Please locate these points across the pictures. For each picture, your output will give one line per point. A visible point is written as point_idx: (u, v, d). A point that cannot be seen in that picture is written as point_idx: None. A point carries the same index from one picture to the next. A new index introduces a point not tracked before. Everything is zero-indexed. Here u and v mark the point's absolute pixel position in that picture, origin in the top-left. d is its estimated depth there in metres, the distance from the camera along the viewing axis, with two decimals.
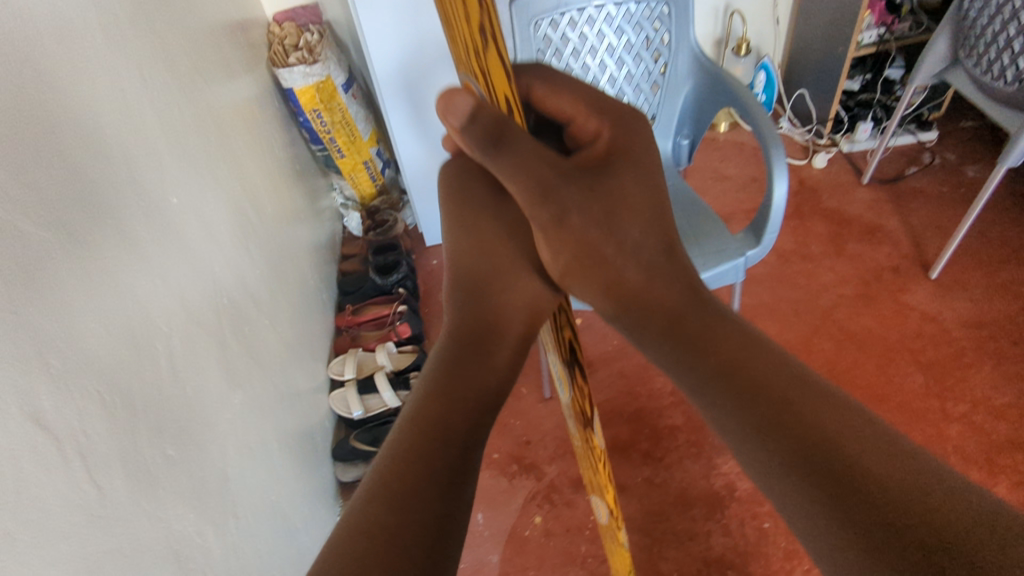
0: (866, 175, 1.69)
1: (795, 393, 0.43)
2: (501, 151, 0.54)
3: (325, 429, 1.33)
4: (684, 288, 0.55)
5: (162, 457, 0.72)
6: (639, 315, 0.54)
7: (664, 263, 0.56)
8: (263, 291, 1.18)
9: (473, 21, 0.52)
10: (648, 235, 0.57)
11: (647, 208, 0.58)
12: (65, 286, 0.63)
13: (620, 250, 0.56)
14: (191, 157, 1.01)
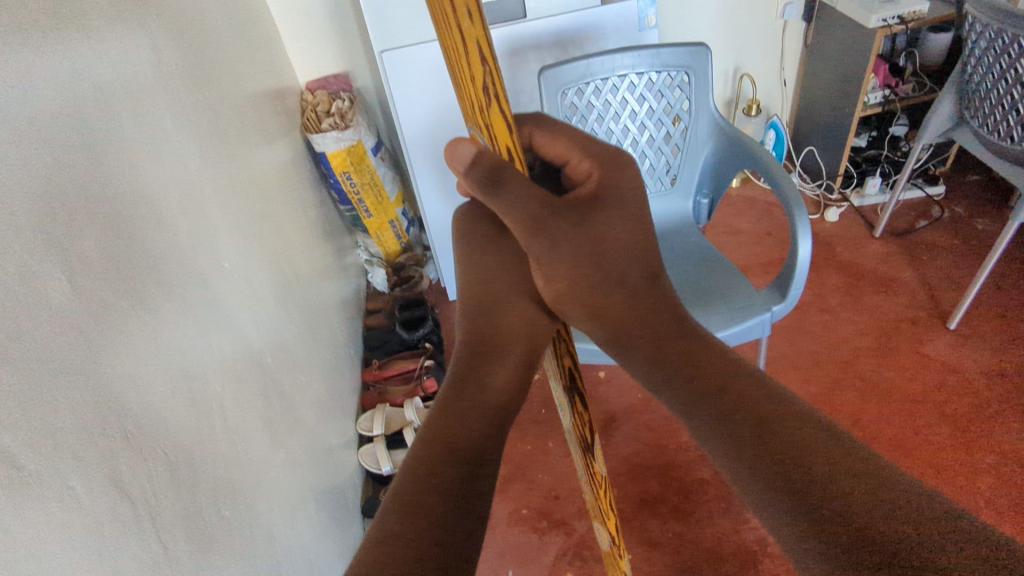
0: (878, 228, 1.73)
1: (771, 406, 0.44)
2: (496, 197, 0.54)
3: (354, 485, 1.34)
4: (671, 315, 0.56)
5: (217, 516, 0.75)
6: (629, 338, 0.55)
7: (650, 294, 0.57)
8: (300, 348, 1.22)
9: (477, 79, 0.49)
10: (634, 265, 0.58)
11: (635, 245, 0.59)
12: (142, 354, 0.67)
13: (607, 280, 0.56)
14: (240, 222, 1.06)
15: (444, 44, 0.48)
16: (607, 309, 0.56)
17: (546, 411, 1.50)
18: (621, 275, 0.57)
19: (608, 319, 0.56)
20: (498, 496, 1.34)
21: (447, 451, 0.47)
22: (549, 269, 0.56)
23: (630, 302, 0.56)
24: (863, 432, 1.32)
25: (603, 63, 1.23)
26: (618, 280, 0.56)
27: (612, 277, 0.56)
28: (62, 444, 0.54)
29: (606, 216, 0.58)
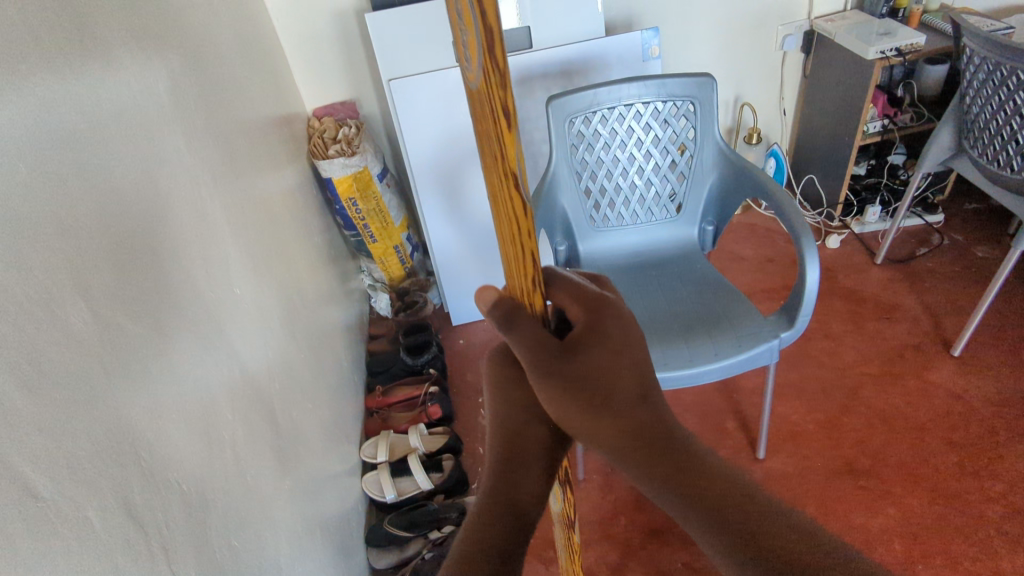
0: (880, 255, 1.75)
1: (748, 506, 0.51)
2: (509, 331, 0.51)
3: (357, 513, 1.32)
4: (659, 424, 0.53)
5: (226, 547, 0.73)
6: (622, 452, 0.52)
7: (640, 414, 0.53)
8: (306, 373, 1.21)
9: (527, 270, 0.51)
10: (626, 383, 0.53)
11: (625, 365, 0.54)
12: (156, 380, 0.67)
13: (596, 404, 0.51)
14: (250, 247, 1.06)
15: (494, 194, 0.48)
16: (599, 435, 0.51)
17: None
18: (611, 396, 0.52)
19: (603, 441, 0.51)
20: None
21: None
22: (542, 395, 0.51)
23: (619, 428, 0.52)
24: (871, 459, 1.31)
25: (609, 93, 1.27)
26: (608, 404, 0.52)
27: (601, 398, 0.51)
28: (76, 472, 0.53)
29: (590, 348, 0.53)
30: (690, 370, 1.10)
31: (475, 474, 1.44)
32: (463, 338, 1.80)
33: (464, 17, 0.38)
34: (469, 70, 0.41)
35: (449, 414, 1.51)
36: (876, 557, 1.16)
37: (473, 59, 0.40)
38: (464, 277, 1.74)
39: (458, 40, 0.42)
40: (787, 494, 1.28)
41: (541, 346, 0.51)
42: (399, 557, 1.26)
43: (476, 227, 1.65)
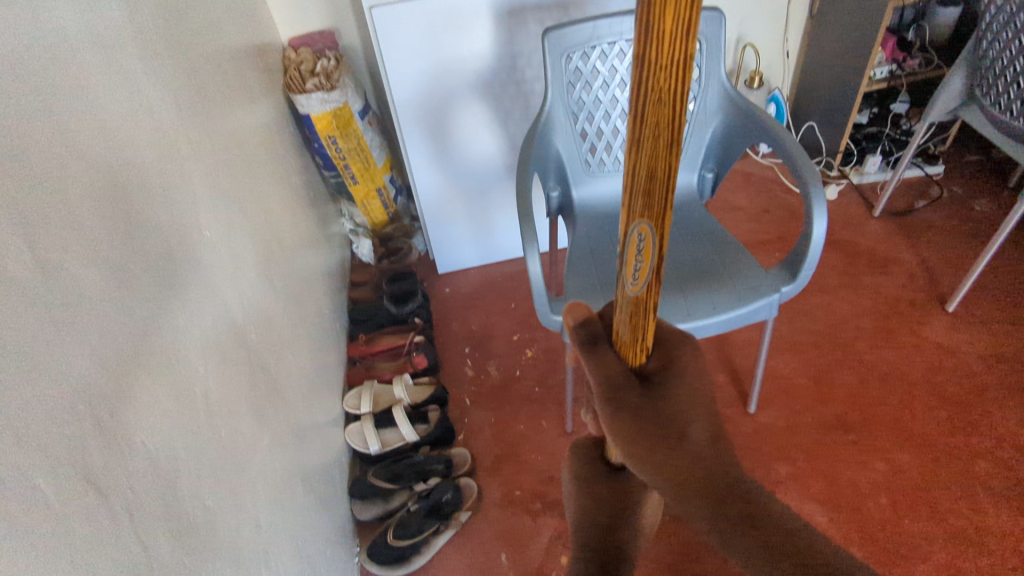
0: (878, 207, 1.71)
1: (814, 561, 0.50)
2: (590, 357, 0.58)
3: (342, 465, 1.29)
4: (726, 468, 0.55)
5: (200, 508, 0.69)
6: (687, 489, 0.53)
7: (713, 455, 0.55)
8: (284, 322, 1.15)
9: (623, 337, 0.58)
10: (698, 424, 0.56)
11: (696, 405, 0.57)
12: (115, 332, 0.60)
13: (670, 440, 0.54)
14: (220, 186, 0.98)
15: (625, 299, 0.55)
16: (667, 468, 0.53)
17: (541, 389, 1.45)
18: (685, 432, 0.55)
19: (672, 475, 0.53)
20: (491, 476, 1.31)
21: None
22: (614, 431, 0.56)
23: (690, 463, 0.54)
24: (861, 415, 1.31)
25: (610, 26, 1.17)
26: (683, 441, 0.55)
27: (676, 436, 0.55)
28: (25, 436, 0.47)
29: (668, 384, 0.58)
30: (688, 325, 1.06)
31: (462, 425, 1.41)
32: (449, 286, 1.75)
33: (643, 247, 0.51)
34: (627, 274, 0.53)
35: (435, 364, 1.48)
36: (863, 511, 1.17)
37: (641, 273, 0.52)
38: (450, 223, 1.67)
39: (620, 260, 0.53)
40: (777, 449, 1.27)
41: (619, 381, 0.56)
42: (384, 508, 1.25)
43: (464, 171, 1.57)
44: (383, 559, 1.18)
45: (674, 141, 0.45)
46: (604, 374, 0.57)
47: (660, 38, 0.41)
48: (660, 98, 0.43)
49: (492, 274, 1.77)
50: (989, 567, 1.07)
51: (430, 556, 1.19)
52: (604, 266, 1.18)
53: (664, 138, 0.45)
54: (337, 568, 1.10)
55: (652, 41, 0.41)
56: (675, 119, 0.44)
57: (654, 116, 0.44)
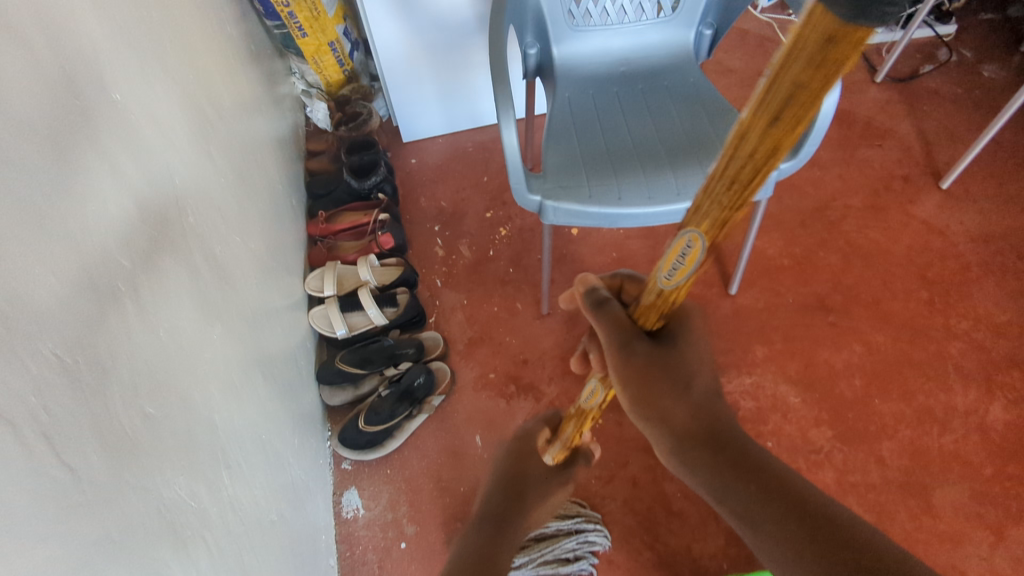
0: (881, 73, 1.57)
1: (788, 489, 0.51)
2: (598, 314, 0.61)
3: (307, 350, 1.22)
4: (717, 422, 0.55)
5: (139, 417, 0.62)
6: (685, 437, 0.55)
7: (715, 407, 0.56)
8: (230, 202, 1.02)
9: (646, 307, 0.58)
10: (701, 376, 0.57)
11: (704, 359, 0.58)
12: None
13: (677, 389, 0.55)
14: (132, 36, 0.80)
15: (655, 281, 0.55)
16: (670, 417, 0.55)
17: (515, 271, 1.38)
18: (691, 383, 0.56)
19: (675, 425, 0.55)
20: (463, 359, 1.27)
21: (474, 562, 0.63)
22: (623, 378, 0.57)
23: (693, 412, 0.55)
24: (842, 296, 1.28)
25: None
26: (688, 391, 0.56)
27: (681, 384, 0.56)
28: None
29: (673, 339, 0.58)
30: (678, 207, 0.97)
31: (433, 307, 1.35)
32: (416, 157, 1.61)
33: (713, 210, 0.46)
34: (683, 237, 0.50)
35: (402, 244, 1.38)
36: (837, 391, 1.17)
37: (691, 250, 0.50)
38: (415, 85, 1.49)
39: (669, 245, 0.51)
40: (755, 331, 1.25)
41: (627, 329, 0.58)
42: (354, 394, 1.21)
43: (428, 23, 1.37)
44: (355, 444, 1.16)
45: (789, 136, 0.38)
46: (614, 329, 0.59)
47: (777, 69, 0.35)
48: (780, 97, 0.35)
49: (462, 144, 1.62)
50: (950, 443, 1.11)
51: (404, 439, 1.18)
52: (587, 139, 1.06)
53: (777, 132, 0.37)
54: (307, 456, 1.07)
55: (792, 61, 0.33)
56: (792, 112, 0.36)
57: (771, 109, 0.36)
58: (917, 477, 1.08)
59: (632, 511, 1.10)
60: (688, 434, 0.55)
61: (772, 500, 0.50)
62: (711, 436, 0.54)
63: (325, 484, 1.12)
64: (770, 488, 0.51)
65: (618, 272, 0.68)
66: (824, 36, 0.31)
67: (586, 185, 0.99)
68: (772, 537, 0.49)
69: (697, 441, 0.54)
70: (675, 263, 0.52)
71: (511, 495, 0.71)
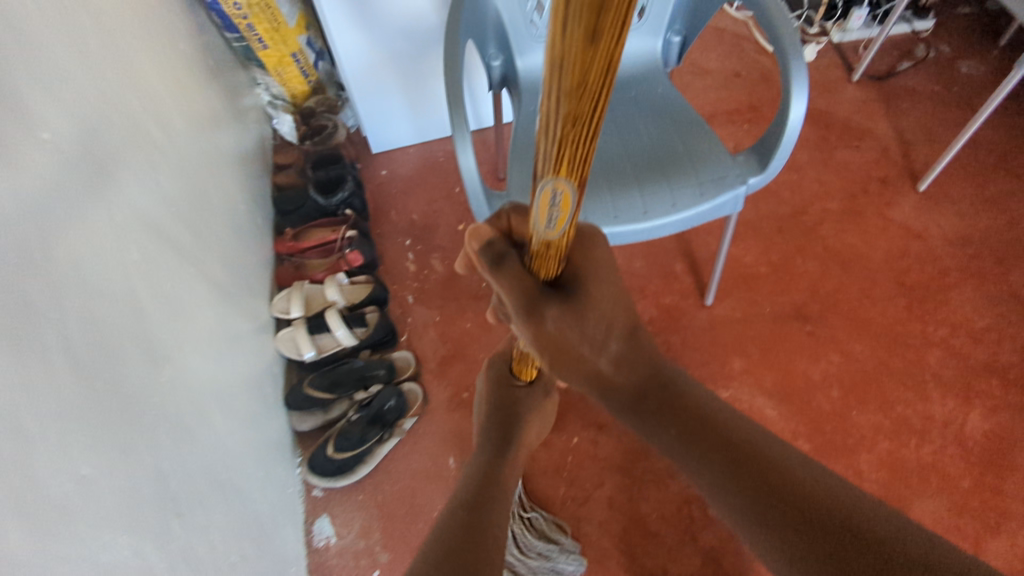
0: (858, 72, 1.55)
1: (718, 426, 0.58)
2: (500, 275, 0.54)
3: (275, 374, 1.19)
4: (645, 371, 0.62)
5: (69, 481, 0.59)
6: (612, 390, 0.61)
7: (636, 355, 0.62)
8: (182, 229, 0.98)
9: (547, 257, 0.52)
10: (618, 325, 0.60)
11: (616, 302, 0.59)
12: None
13: (596, 348, 0.57)
14: (64, 67, 0.76)
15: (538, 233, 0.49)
16: (591, 373, 0.59)
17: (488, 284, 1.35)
18: (608, 340, 0.58)
19: (602, 382, 0.60)
20: (436, 378, 1.25)
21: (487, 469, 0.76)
22: (539, 341, 0.54)
23: (615, 363, 0.60)
24: (819, 305, 1.26)
25: None
26: (604, 348, 0.58)
27: (600, 340, 0.58)
28: None
29: (585, 286, 0.56)
30: (644, 225, 0.94)
31: (404, 325, 1.32)
32: (386, 168, 1.57)
33: (560, 155, 0.40)
34: (546, 187, 0.44)
35: (371, 260, 1.35)
36: (814, 404, 1.15)
37: (563, 196, 0.44)
38: (381, 95, 1.46)
39: (535, 199, 0.45)
40: (732, 343, 1.23)
41: (534, 288, 0.53)
42: (324, 419, 1.19)
43: (392, 33, 1.33)
44: (325, 471, 1.13)
45: (617, 37, 0.33)
46: (518, 287, 0.53)
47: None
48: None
49: (433, 153, 1.59)
50: (929, 455, 1.09)
51: (375, 464, 1.16)
52: None
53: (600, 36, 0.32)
54: (274, 486, 1.05)
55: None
56: (611, 6, 0.31)
57: (582, 18, 0.31)
58: (895, 490, 1.06)
59: (608, 533, 1.08)
60: (614, 387, 0.61)
61: (696, 435, 0.58)
62: (645, 387, 0.61)
63: (295, 513, 1.09)
64: (701, 431, 0.58)
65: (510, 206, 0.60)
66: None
67: None
68: (703, 473, 0.56)
69: (622, 391, 0.61)
70: (550, 215, 0.46)
71: (502, 424, 0.83)
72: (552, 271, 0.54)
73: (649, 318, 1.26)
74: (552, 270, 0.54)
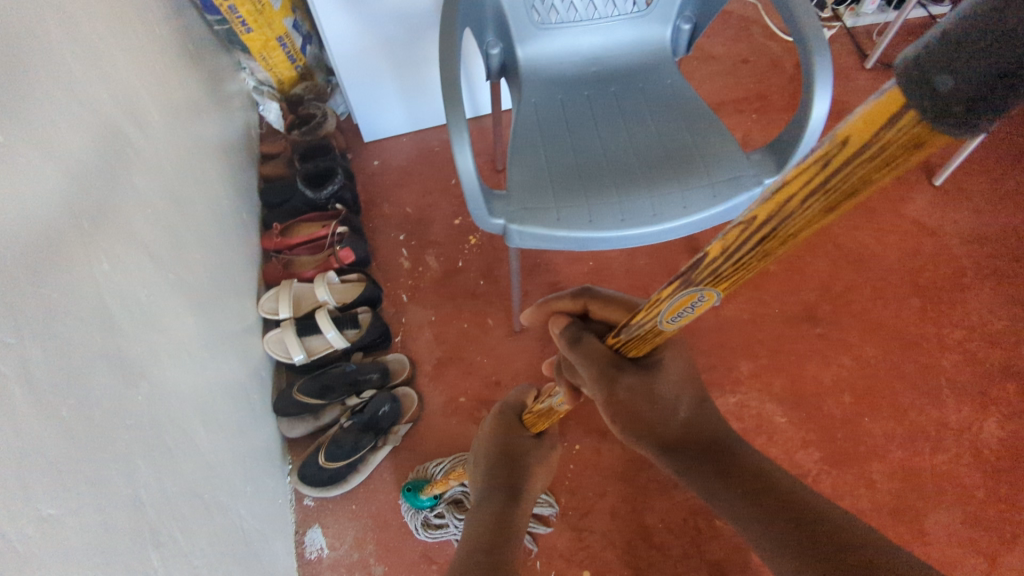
0: (871, 60, 1.48)
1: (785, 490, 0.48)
2: (577, 351, 0.59)
3: (263, 379, 1.14)
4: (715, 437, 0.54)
5: (32, 524, 0.54)
6: (683, 448, 0.53)
7: (707, 420, 0.56)
8: (159, 233, 0.92)
9: (647, 340, 0.55)
10: (687, 394, 0.57)
11: (688, 377, 0.58)
12: None
13: (666, 412, 0.54)
14: (24, 62, 0.69)
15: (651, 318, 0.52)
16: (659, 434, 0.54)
17: (486, 283, 1.30)
18: (678, 408, 0.55)
19: (668, 444, 0.53)
20: (432, 382, 1.20)
21: (498, 523, 0.66)
22: (611, 410, 0.55)
23: (685, 426, 0.55)
24: (830, 304, 1.21)
25: None
26: (678, 415, 0.55)
27: (670, 406, 0.54)
28: None
29: (656, 363, 0.58)
30: (653, 229, 0.89)
31: (399, 326, 1.27)
32: (379, 158, 1.50)
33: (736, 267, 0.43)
34: (692, 293, 0.47)
35: (364, 258, 1.29)
36: (825, 410, 1.11)
37: (705, 298, 0.48)
38: (373, 82, 1.38)
39: (676, 298, 0.48)
40: (739, 345, 1.18)
41: (608, 362, 0.56)
42: (314, 426, 1.14)
43: (385, 18, 1.25)
44: (317, 481, 1.08)
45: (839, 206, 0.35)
46: (595, 360, 0.57)
47: (843, 140, 0.29)
48: (849, 168, 0.30)
49: (428, 143, 1.52)
50: (943, 464, 1.05)
51: (369, 473, 1.11)
52: (555, 151, 0.97)
53: (838, 193, 0.33)
54: (262, 500, 1.00)
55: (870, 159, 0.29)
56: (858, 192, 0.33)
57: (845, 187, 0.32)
58: (908, 501, 1.03)
59: (611, 545, 1.04)
60: (685, 445, 0.53)
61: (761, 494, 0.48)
62: (706, 445, 0.53)
63: (286, 526, 1.05)
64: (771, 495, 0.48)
65: (583, 290, 0.67)
66: (913, 128, 0.25)
67: (554, 207, 0.90)
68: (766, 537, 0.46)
69: (693, 450, 0.53)
70: (680, 311, 0.50)
71: (511, 471, 0.76)
72: (637, 352, 0.57)
73: None
74: (637, 352, 0.57)
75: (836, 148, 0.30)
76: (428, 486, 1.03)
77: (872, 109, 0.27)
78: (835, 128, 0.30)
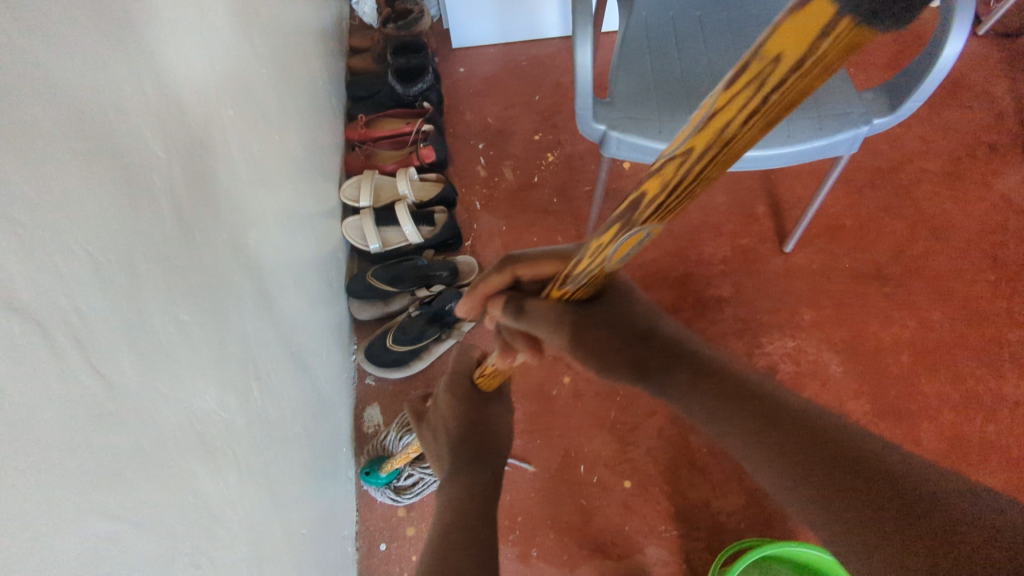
0: (985, 26, 1.46)
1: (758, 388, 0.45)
2: (529, 322, 0.54)
3: (339, 261, 1.19)
4: (676, 344, 0.50)
5: (173, 324, 0.58)
6: (650, 360, 0.50)
7: (668, 333, 0.52)
8: (269, 96, 0.94)
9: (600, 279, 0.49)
10: (639, 313, 0.53)
11: (638, 304, 0.54)
12: (52, 122, 0.44)
13: (628, 339, 0.51)
14: None
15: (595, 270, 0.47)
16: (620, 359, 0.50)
17: (559, 202, 1.31)
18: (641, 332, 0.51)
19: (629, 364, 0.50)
20: None
21: (478, 505, 0.65)
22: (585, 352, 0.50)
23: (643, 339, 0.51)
24: (903, 266, 1.21)
25: None
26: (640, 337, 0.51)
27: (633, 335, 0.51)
28: None
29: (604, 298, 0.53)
30: (754, 154, 0.88)
31: (469, 231, 1.29)
32: (465, 67, 1.50)
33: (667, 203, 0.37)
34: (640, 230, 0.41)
35: (443, 160, 1.31)
36: (882, 365, 1.12)
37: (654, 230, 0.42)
38: None
39: (621, 243, 0.43)
40: (805, 294, 1.19)
41: (558, 313, 0.51)
42: (384, 310, 1.19)
43: None
44: (381, 362, 1.14)
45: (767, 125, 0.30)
46: (548, 319, 0.52)
47: (774, 58, 0.24)
48: (787, 81, 0.25)
49: (515, 56, 1.51)
50: (992, 434, 1.06)
51: (429, 362, 1.16)
52: (665, 66, 0.96)
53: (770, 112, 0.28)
54: (333, 368, 1.05)
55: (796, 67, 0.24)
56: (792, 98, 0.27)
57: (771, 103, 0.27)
58: (953, 463, 1.04)
59: (654, 461, 1.09)
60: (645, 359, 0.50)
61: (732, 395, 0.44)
62: (667, 350, 0.50)
63: (348, 398, 1.11)
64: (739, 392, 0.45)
65: (507, 259, 0.57)
66: (847, 32, 0.21)
67: (657, 119, 0.90)
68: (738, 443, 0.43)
69: (652, 361, 0.50)
70: (626, 249, 0.44)
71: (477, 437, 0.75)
72: (584, 295, 0.51)
73: (723, 257, 1.23)
74: (584, 295, 0.51)
75: (770, 64, 0.24)
76: (384, 464, 1.02)
77: (794, 22, 0.22)
78: (757, 49, 0.24)
